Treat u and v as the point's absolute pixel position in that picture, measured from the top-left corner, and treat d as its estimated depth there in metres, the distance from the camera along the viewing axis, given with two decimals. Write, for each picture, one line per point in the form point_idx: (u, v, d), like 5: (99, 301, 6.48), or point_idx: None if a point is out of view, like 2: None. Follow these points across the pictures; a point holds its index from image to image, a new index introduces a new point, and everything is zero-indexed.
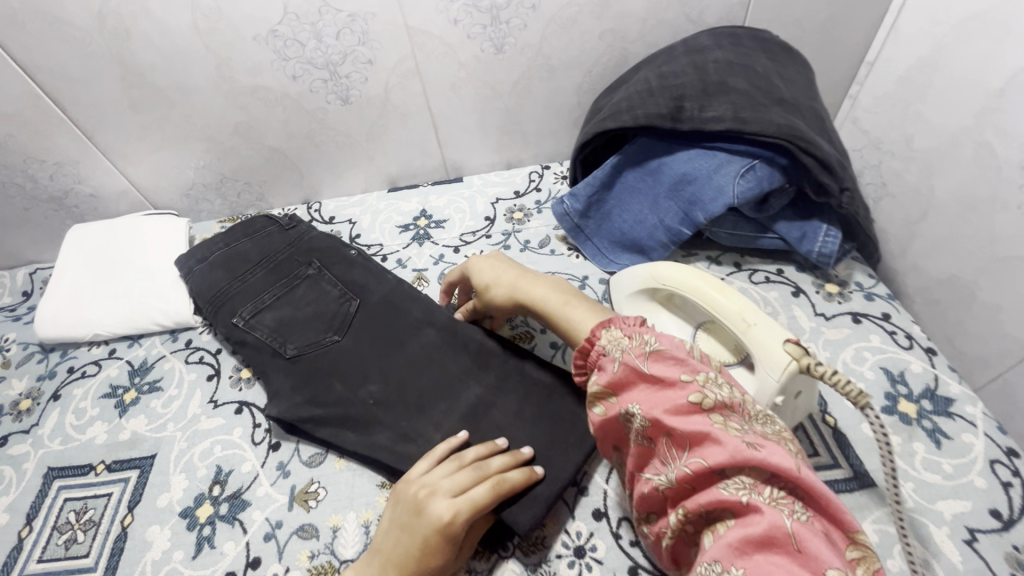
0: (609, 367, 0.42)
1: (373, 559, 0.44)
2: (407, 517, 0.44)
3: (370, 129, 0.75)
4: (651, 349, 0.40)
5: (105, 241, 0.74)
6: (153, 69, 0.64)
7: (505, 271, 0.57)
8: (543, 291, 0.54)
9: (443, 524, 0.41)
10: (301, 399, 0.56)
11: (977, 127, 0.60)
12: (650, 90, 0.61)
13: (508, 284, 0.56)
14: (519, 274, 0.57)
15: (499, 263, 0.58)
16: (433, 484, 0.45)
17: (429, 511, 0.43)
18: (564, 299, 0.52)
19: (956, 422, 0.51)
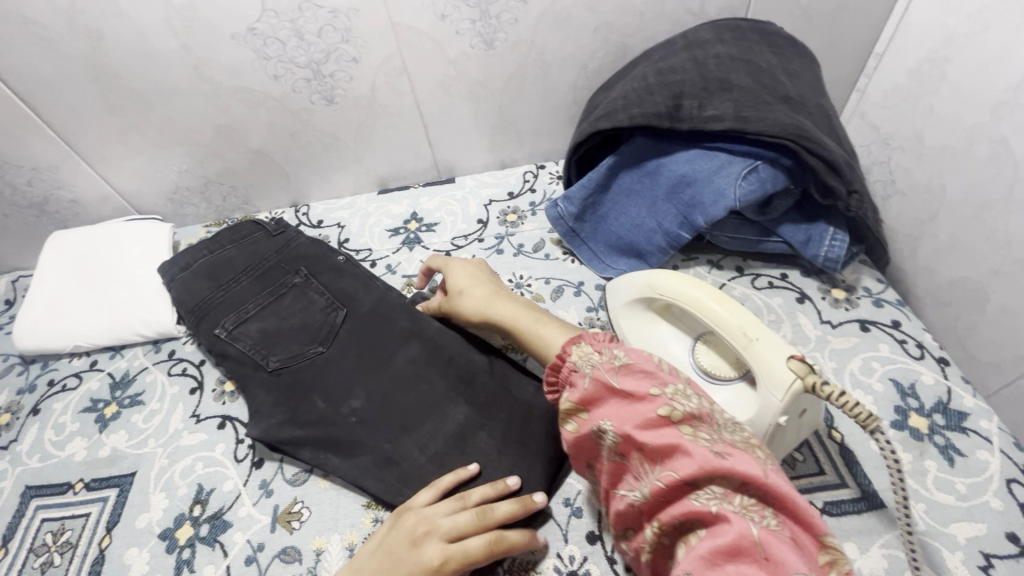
0: (577, 383, 0.39)
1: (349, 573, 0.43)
2: (398, 550, 0.42)
3: (357, 130, 0.72)
4: (621, 364, 0.38)
5: (85, 248, 0.72)
6: (128, 70, 0.62)
7: (478, 285, 0.56)
8: (513, 308, 0.52)
9: (430, 570, 0.40)
10: (284, 416, 0.53)
11: (994, 124, 0.57)
12: (647, 87, 0.58)
13: (478, 298, 0.54)
14: (491, 289, 0.55)
15: (474, 275, 0.57)
16: (432, 519, 0.43)
17: (418, 554, 0.41)
18: (533, 318, 0.51)
19: (970, 437, 0.49)
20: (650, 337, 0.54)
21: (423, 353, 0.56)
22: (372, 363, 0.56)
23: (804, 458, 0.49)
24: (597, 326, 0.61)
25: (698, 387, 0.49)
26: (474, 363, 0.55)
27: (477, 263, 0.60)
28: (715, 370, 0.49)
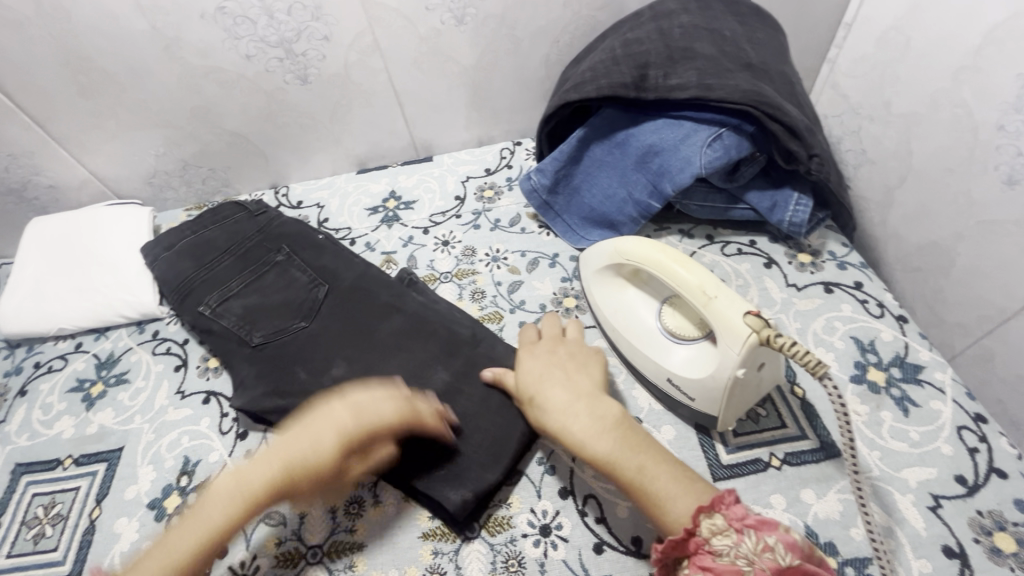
0: (723, 574, 0.34)
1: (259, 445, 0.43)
2: (310, 422, 0.44)
3: (332, 110, 0.73)
4: (785, 560, 0.33)
5: (66, 233, 0.72)
6: (99, 52, 0.62)
7: (554, 389, 0.46)
8: (605, 433, 0.42)
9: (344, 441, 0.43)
10: (268, 388, 0.54)
11: (955, 87, 0.58)
12: (614, 58, 0.58)
13: (556, 413, 0.44)
14: (573, 401, 0.45)
15: (550, 379, 0.47)
16: (348, 391, 0.47)
17: (333, 425, 0.43)
18: (634, 455, 0.41)
19: (925, 389, 0.51)
20: (620, 303, 0.56)
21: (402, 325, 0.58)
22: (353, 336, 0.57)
23: (768, 413, 0.51)
24: (572, 295, 0.63)
25: (665, 347, 0.51)
26: (451, 334, 0.57)
27: (556, 357, 0.50)
28: (680, 331, 0.51)
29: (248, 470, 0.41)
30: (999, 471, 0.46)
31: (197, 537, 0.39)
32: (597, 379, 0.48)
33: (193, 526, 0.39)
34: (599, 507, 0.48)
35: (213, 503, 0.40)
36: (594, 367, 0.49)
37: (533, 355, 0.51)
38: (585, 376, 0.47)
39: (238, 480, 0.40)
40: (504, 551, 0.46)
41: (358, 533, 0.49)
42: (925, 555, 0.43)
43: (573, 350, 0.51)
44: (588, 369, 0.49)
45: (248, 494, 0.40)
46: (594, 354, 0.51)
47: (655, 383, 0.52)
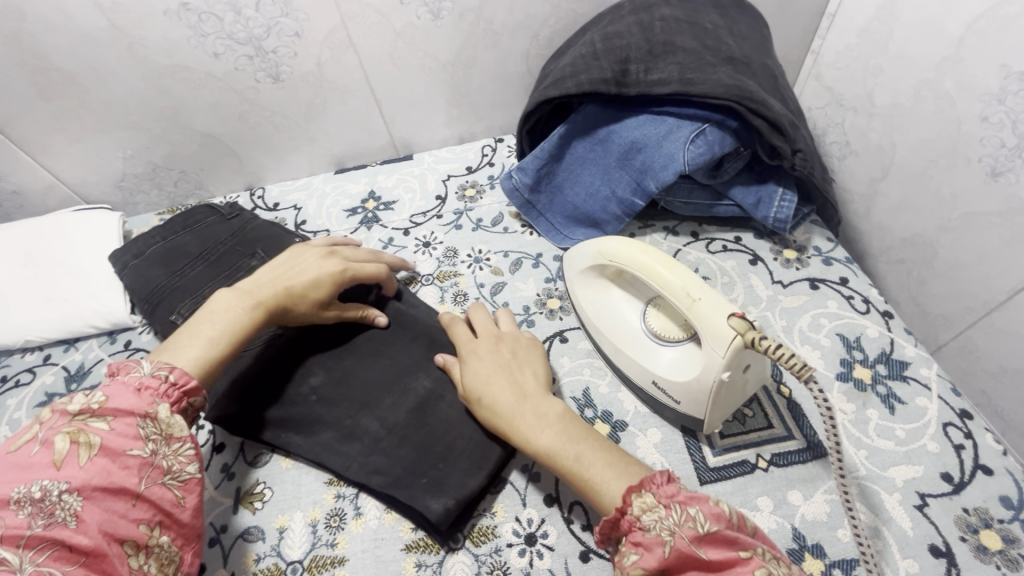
0: (649, 546, 0.34)
1: (266, 274, 0.51)
2: (293, 260, 0.53)
3: (306, 108, 0.71)
4: (705, 528, 0.33)
5: (31, 240, 0.70)
6: (58, 52, 0.59)
7: (501, 387, 0.45)
8: (547, 427, 0.42)
9: (336, 269, 0.53)
10: (232, 389, 0.52)
11: (938, 79, 0.57)
12: (594, 52, 0.57)
13: (503, 412, 0.44)
14: (518, 399, 0.44)
15: (496, 378, 0.46)
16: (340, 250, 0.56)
17: (319, 260, 0.53)
18: (575, 444, 0.41)
19: (911, 385, 0.51)
20: (604, 304, 0.55)
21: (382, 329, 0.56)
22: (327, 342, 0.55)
23: (754, 413, 0.50)
24: (555, 296, 0.62)
25: (651, 349, 0.50)
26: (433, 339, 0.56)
27: (500, 353, 0.48)
28: (665, 333, 0.50)
29: (254, 287, 0.49)
30: (985, 468, 0.45)
31: (225, 331, 0.45)
32: (541, 374, 0.47)
33: (218, 324, 0.45)
34: (585, 514, 0.47)
35: (229, 309, 0.46)
36: (536, 360, 0.49)
37: (475, 351, 0.49)
38: (529, 371, 0.47)
39: (246, 293, 0.48)
40: (489, 562, 0.46)
41: (339, 547, 0.48)
42: (912, 555, 0.42)
43: (514, 344, 0.50)
44: (532, 367, 0.48)
45: (260, 302, 0.48)
46: (537, 349, 0.50)
47: (641, 386, 0.51)
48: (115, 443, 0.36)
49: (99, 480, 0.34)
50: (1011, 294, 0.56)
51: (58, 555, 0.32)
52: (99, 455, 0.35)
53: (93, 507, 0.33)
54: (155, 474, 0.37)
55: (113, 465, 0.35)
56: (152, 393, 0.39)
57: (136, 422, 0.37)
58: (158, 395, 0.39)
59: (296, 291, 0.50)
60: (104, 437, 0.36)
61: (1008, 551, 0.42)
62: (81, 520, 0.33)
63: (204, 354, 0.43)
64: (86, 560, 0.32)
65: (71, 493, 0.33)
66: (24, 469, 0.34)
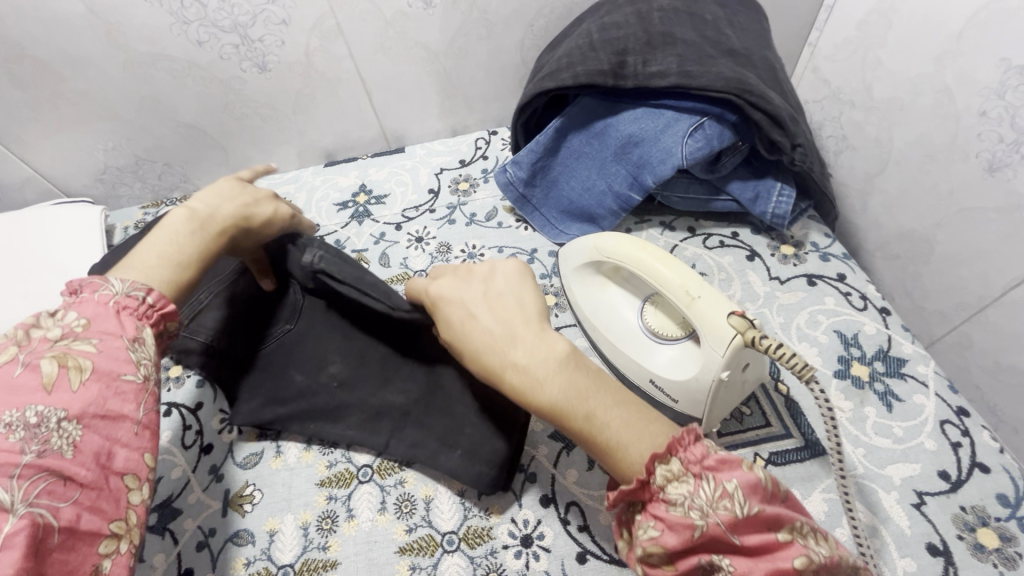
0: (674, 526, 0.31)
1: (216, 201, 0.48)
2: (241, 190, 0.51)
3: (294, 99, 0.69)
4: (743, 511, 0.29)
5: (8, 234, 0.67)
6: (33, 40, 0.57)
7: (487, 332, 0.40)
8: (546, 379, 0.36)
9: (286, 210, 0.52)
10: (262, 398, 0.51)
11: (937, 73, 0.57)
12: (590, 44, 0.55)
13: (491, 362, 0.39)
14: (506, 344, 0.39)
15: (481, 323, 0.40)
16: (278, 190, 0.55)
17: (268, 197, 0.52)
18: (579, 406, 0.35)
19: (908, 383, 0.51)
20: (602, 301, 0.54)
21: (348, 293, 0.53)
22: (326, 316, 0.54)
23: (752, 411, 0.50)
24: (551, 292, 0.61)
25: (648, 347, 0.50)
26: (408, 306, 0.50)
27: (483, 294, 0.43)
28: (663, 330, 0.49)
29: (213, 213, 0.46)
30: (981, 466, 0.45)
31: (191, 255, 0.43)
32: (532, 310, 0.41)
33: (183, 250, 0.43)
34: (582, 515, 0.46)
35: (192, 235, 0.44)
36: (522, 296, 0.42)
37: (448, 294, 0.43)
38: (514, 312, 0.41)
39: (204, 220, 0.46)
40: (484, 564, 0.45)
41: (331, 550, 0.47)
42: (910, 554, 0.42)
43: (497, 281, 0.44)
44: (519, 304, 0.42)
45: (224, 232, 0.46)
46: (524, 283, 0.44)
47: (637, 385, 0.50)
48: (107, 366, 0.34)
49: (97, 407, 0.32)
50: (1006, 290, 0.56)
51: (52, 488, 0.29)
52: (91, 379, 0.33)
53: (92, 434, 0.32)
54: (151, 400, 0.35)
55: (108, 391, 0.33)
56: (132, 314, 0.37)
57: (125, 346, 0.35)
58: (136, 318, 0.37)
59: (255, 226, 0.49)
60: (94, 360, 0.34)
61: (1005, 549, 0.42)
62: (79, 450, 0.31)
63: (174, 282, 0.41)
64: (81, 495, 0.30)
65: (70, 420, 0.31)
66: (6, 392, 0.31)
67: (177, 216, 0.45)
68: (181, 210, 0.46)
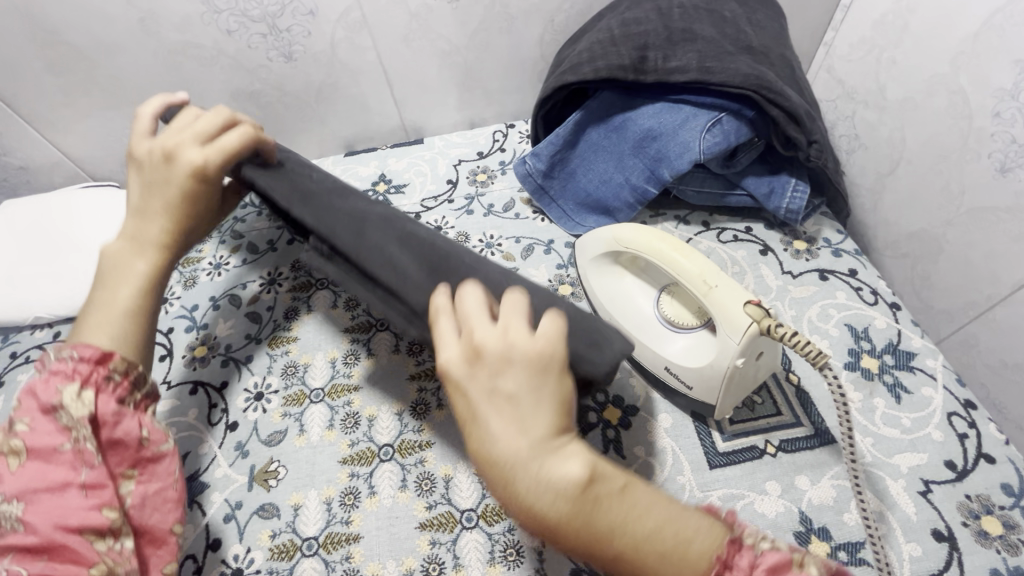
0: None
1: (130, 214, 0.44)
2: (143, 177, 0.44)
3: (318, 89, 0.70)
4: None
5: (39, 216, 0.69)
6: (68, 25, 0.59)
7: (489, 450, 0.30)
8: (566, 524, 0.28)
9: (194, 166, 0.42)
10: None
11: (952, 73, 0.58)
12: (612, 38, 0.57)
13: (497, 487, 0.30)
14: (516, 474, 0.29)
15: (481, 435, 0.30)
16: (181, 133, 0.44)
17: (168, 167, 0.43)
18: (605, 549, 0.29)
19: (917, 375, 0.52)
20: (618, 290, 0.55)
21: (393, 236, 0.40)
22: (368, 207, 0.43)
23: (763, 401, 0.51)
24: (567, 282, 0.62)
25: (663, 335, 0.51)
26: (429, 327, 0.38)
27: (485, 385, 0.31)
28: (679, 320, 0.51)
29: (137, 233, 0.44)
30: (987, 457, 0.47)
31: (134, 283, 0.43)
32: (547, 414, 0.30)
33: (121, 283, 0.43)
34: None
35: (124, 265, 0.43)
36: (540, 395, 0.30)
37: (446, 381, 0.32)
38: (523, 421, 0.30)
39: (130, 243, 0.44)
40: (502, 540, 0.46)
41: (354, 525, 0.48)
42: (916, 539, 0.43)
43: (505, 369, 0.31)
44: (533, 403, 0.30)
45: (150, 243, 0.43)
46: (544, 362, 0.31)
47: (652, 372, 0.52)
48: (44, 443, 0.37)
49: (35, 483, 0.36)
50: (1014, 290, 0.57)
51: (17, 558, 0.34)
52: (29, 458, 0.37)
53: (39, 507, 0.35)
54: (90, 460, 0.37)
55: (47, 464, 0.36)
56: (63, 376, 0.39)
57: (53, 416, 0.38)
58: (67, 376, 0.39)
59: (172, 213, 0.43)
60: (30, 440, 0.37)
61: (1008, 537, 0.43)
62: (26, 523, 0.34)
63: (121, 316, 0.42)
64: (47, 558, 0.34)
65: (10, 501, 0.35)
66: None
67: (107, 249, 0.44)
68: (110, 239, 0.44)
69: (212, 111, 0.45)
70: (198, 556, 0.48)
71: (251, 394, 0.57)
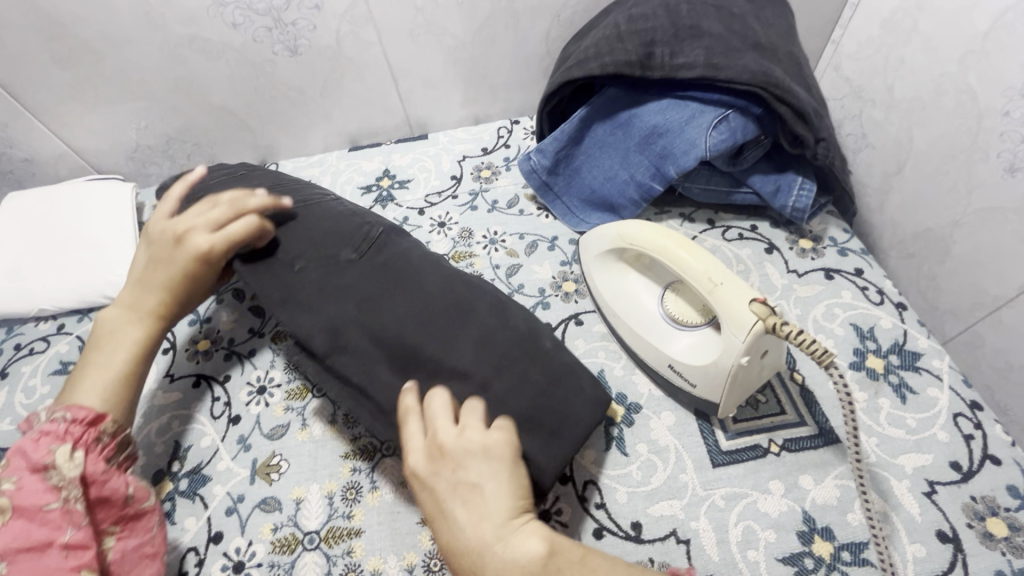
0: None
1: (131, 286, 0.49)
2: (152, 253, 0.49)
3: (323, 83, 0.70)
4: None
5: (44, 208, 0.69)
6: (74, 18, 0.59)
7: (459, 540, 0.36)
8: None
9: (199, 251, 0.47)
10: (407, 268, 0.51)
11: (961, 72, 0.57)
12: (618, 34, 0.56)
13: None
14: (482, 560, 0.35)
15: (452, 528, 0.36)
16: (192, 218, 0.49)
17: (174, 249, 0.48)
18: None
19: (922, 375, 0.51)
20: (622, 287, 0.55)
21: (363, 329, 0.46)
22: (337, 311, 0.46)
23: (767, 399, 0.51)
24: (571, 279, 0.62)
25: (667, 333, 0.51)
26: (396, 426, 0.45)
27: (450, 481, 0.38)
28: (684, 317, 0.50)
29: (137, 301, 0.49)
30: (993, 458, 0.46)
31: (124, 350, 0.47)
32: (502, 501, 0.37)
33: (115, 349, 0.47)
34: (599, 493, 0.48)
35: (119, 331, 0.47)
36: (495, 484, 0.37)
37: (422, 482, 0.39)
38: (485, 509, 0.36)
39: (128, 310, 0.48)
40: None
41: (355, 519, 0.48)
42: (920, 540, 0.43)
43: (464, 464, 0.38)
44: (489, 491, 0.37)
45: (147, 312, 0.48)
46: (499, 454, 0.39)
47: (656, 369, 0.52)
48: (32, 503, 0.39)
49: (20, 543, 0.38)
50: (1021, 291, 0.57)
51: None
52: (17, 517, 0.39)
53: (19, 568, 0.38)
54: (75, 521, 0.39)
55: (33, 524, 0.39)
56: (54, 437, 0.41)
57: (42, 476, 0.40)
58: (57, 438, 0.41)
59: (169, 288, 0.48)
60: (18, 499, 0.39)
61: (1013, 539, 0.43)
62: None
63: (107, 380, 0.45)
64: None
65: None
66: None
67: (107, 311, 0.49)
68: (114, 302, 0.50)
69: (224, 198, 0.50)
70: (200, 548, 0.48)
71: (253, 388, 0.57)
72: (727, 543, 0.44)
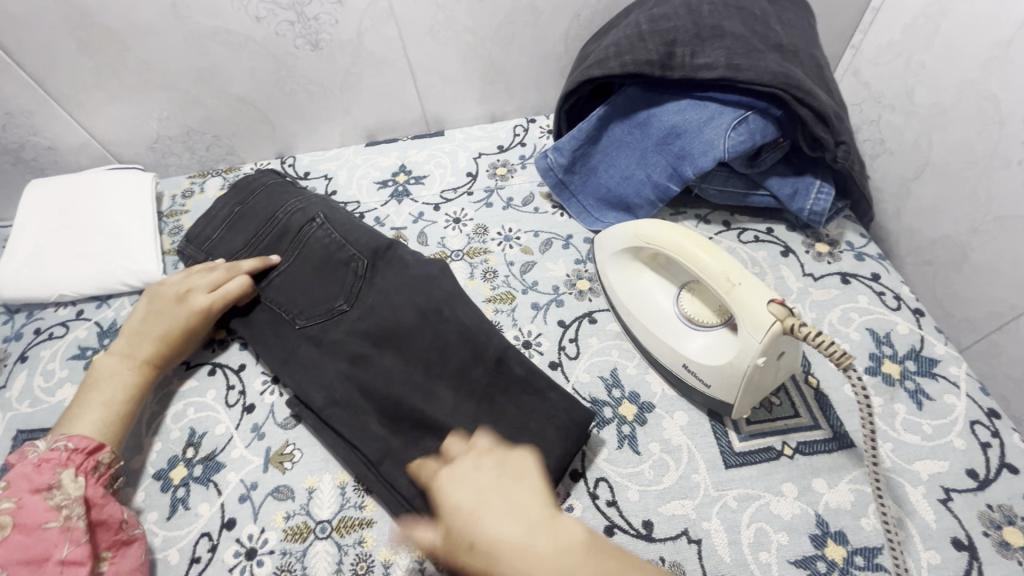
0: None
1: (129, 336, 0.53)
2: (154, 306, 0.54)
3: (342, 78, 0.71)
4: None
5: (66, 196, 0.70)
6: (101, 8, 0.60)
7: (495, 510, 0.32)
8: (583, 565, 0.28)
9: (199, 309, 0.53)
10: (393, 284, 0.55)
11: (983, 78, 0.57)
12: (639, 34, 0.56)
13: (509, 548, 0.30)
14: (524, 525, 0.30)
15: (488, 502, 0.32)
16: (194, 281, 0.55)
17: (176, 306, 0.54)
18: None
19: (939, 382, 0.51)
20: (637, 287, 0.55)
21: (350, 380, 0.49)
22: (330, 368, 0.50)
23: (781, 402, 0.51)
24: (585, 278, 0.62)
25: (682, 333, 0.51)
26: (385, 480, 0.46)
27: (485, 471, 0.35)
28: (699, 317, 0.50)
29: (134, 350, 0.52)
30: (1010, 467, 0.46)
31: (119, 393, 0.50)
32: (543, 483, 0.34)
33: (109, 388, 0.50)
34: (610, 490, 0.48)
35: (113, 374, 0.51)
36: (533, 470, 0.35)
37: (449, 483, 0.36)
38: (526, 485, 0.33)
39: (125, 357, 0.52)
40: None
41: (367, 510, 0.49)
42: (934, 547, 0.43)
43: (501, 460, 0.37)
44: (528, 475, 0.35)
45: (142, 360, 0.52)
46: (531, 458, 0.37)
47: (670, 368, 0.52)
48: (34, 521, 0.42)
49: (21, 556, 0.40)
50: None
51: None
52: (18, 533, 0.41)
53: None
54: (75, 536, 0.41)
55: (34, 539, 0.41)
56: (55, 463, 0.44)
57: (45, 496, 0.43)
58: (59, 464, 0.44)
59: (166, 340, 0.53)
60: (20, 518, 0.42)
61: None
62: None
63: (101, 417, 0.48)
64: None
65: None
66: None
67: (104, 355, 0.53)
68: (112, 349, 0.53)
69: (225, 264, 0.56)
70: (213, 534, 0.48)
71: (268, 377, 0.57)
72: (739, 544, 0.44)
